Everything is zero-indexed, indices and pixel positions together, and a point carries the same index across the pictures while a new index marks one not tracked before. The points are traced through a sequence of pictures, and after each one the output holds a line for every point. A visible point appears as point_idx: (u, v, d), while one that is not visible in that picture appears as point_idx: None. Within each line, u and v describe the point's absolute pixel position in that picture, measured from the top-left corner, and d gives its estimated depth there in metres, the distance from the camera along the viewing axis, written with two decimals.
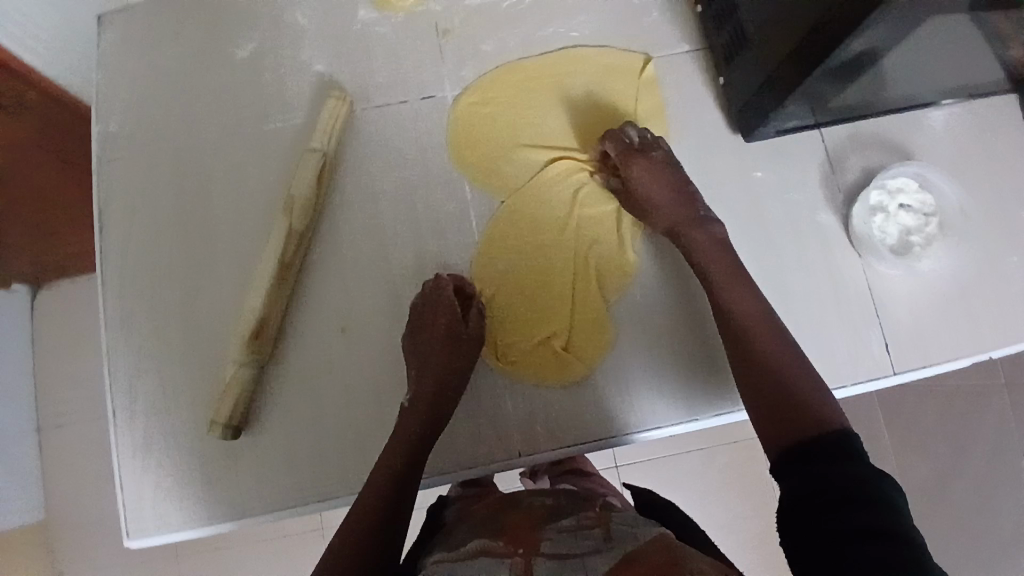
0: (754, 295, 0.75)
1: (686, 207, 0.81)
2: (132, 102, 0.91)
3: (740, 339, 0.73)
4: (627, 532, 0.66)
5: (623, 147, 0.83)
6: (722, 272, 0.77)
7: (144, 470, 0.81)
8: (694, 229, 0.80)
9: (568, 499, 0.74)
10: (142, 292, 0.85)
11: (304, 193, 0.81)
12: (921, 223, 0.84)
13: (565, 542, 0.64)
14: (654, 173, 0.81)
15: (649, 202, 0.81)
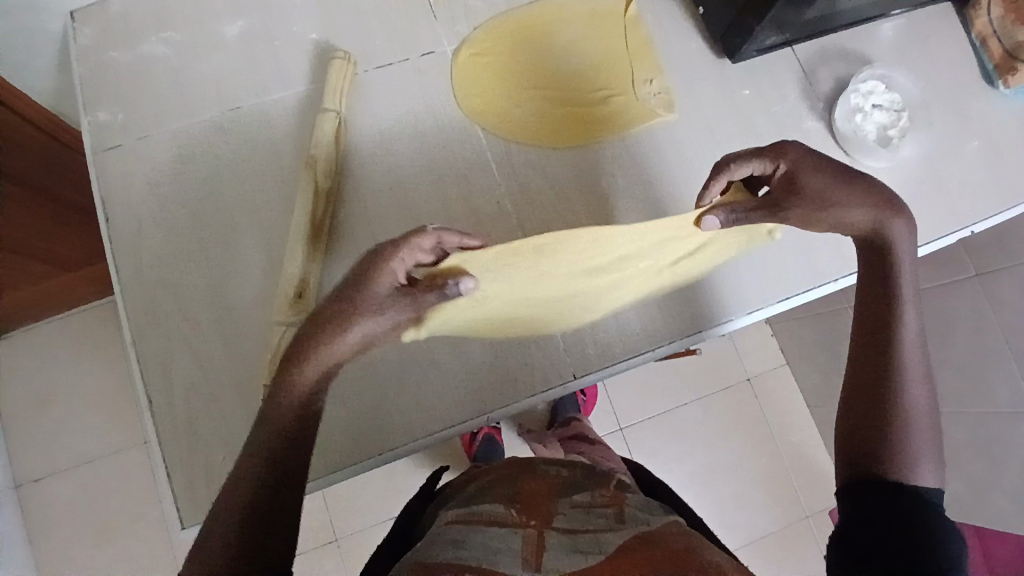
0: (918, 323, 0.68)
1: (891, 209, 0.69)
2: (121, 91, 0.89)
3: (884, 324, 0.67)
4: (639, 515, 0.68)
5: (758, 152, 0.70)
6: (906, 295, 0.68)
7: (190, 457, 0.77)
8: (902, 234, 0.69)
9: (583, 475, 0.78)
10: (163, 279, 0.82)
11: (323, 155, 0.82)
12: (893, 118, 0.93)
13: (579, 518, 0.66)
14: (831, 180, 0.69)
15: (840, 207, 0.68)
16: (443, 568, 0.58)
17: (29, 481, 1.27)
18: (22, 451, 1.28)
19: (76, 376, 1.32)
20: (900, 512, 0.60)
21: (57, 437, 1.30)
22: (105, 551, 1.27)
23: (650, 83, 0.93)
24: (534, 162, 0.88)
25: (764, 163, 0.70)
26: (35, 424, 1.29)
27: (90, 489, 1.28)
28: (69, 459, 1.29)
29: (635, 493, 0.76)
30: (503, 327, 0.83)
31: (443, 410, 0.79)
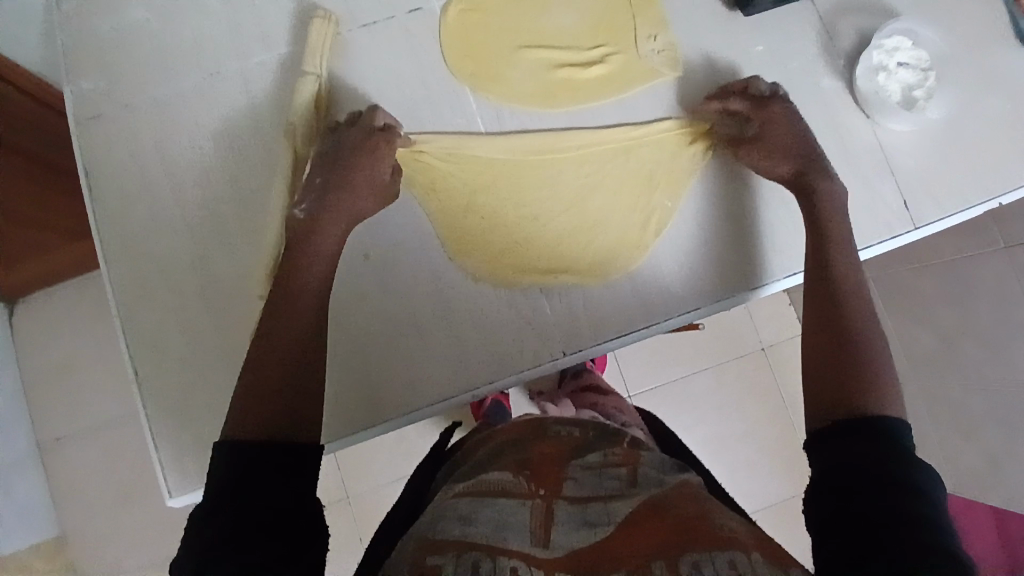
0: (853, 264, 0.73)
1: (817, 163, 0.77)
2: (100, 57, 0.86)
3: (824, 277, 0.72)
4: (651, 475, 0.68)
5: (755, 95, 0.80)
6: (837, 235, 0.74)
7: (180, 430, 0.77)
8: (824, 182, 0.76)
9: (594, 436, 0.78)
10: (147, 251, 0.81)
11: (303, 121, 0.79)
12: (920, 78, 0.85)
13: (591, 482, 0.67)
14: (789, 125, 0.78)
15: (782, 151, 0.78)
16: (449, 548, 0.55)
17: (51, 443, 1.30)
18: (43, 416, 1.31)
19: (88, 343, 1.33)
20: (864, 455, 0.56)
21: (77, 402, 1.32)
22: (128, 511, 1.30)
23: (652, 40, 0.86)
24: (526, 126, 0.83)
25: (746, 108, 0.79)
26: (54, 388, 1.31)
27: (111, 452, 1.31)
28: (89, 423, 1.31)
29: (650, 450, 0.75)
30: (494, 302, 0.79)
31: (430, 387, 0.77)
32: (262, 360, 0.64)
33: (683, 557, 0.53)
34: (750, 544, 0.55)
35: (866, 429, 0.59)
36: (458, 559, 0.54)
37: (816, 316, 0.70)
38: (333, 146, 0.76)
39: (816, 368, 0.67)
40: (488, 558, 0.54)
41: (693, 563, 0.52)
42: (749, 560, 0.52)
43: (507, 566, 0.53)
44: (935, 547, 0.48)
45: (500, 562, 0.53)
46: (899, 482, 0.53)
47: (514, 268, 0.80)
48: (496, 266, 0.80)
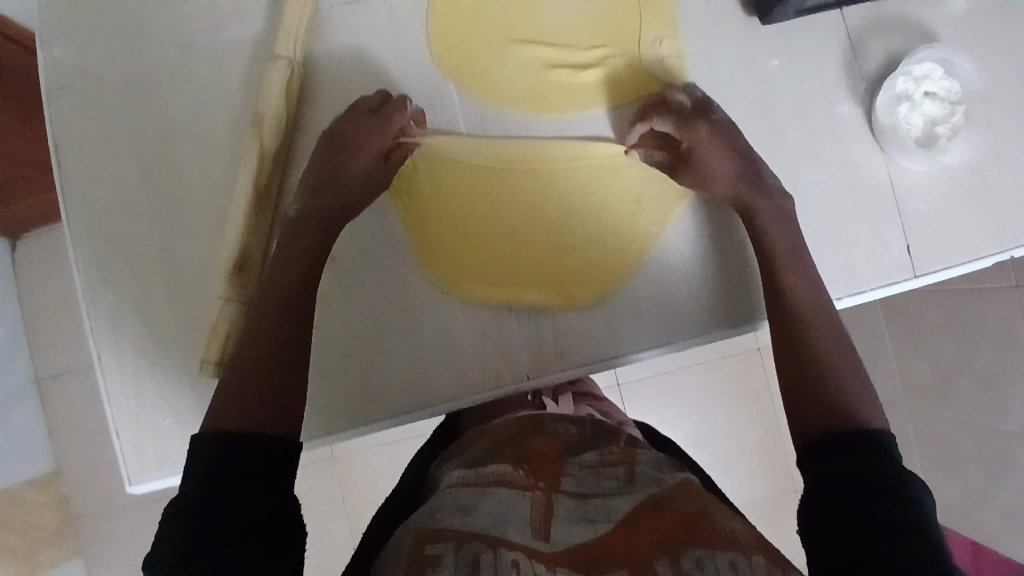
0: (807, 274, 0.70)
1: (756, 177, 0.73)
2: (69, 19, 0.81)
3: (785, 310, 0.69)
4: (650, 475, 0.64)
5: (680, 112, 0.75)
6: (783, 250, 0.71)
7: (137, 418, 0.77)
8: (762, 200, 0.72)
9: (594, 428, 0.74)
10: (113, 233, 0.79)
11: (273, 111, 0.73)
12: (947, 112, 0.78)
13: (587, 480, 0.62)
14: (719, 141, 0.73)
15: (717, 175, 0.73)
16: (448, 541, 0.53)
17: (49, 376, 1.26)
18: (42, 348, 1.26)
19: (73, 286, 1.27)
20: (859, 469, 0.56)
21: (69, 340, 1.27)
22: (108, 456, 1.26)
23: (659, 45, 0.79)
24: (511, 132, 0.78)
25: (673, 127, 0.74)
26: (47, 325, 1.26)
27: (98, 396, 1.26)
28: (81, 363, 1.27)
29: (646, 449, 0.71)
30: (461, 318, 0.77)
31: (387, 399, 0.76)
32: (247, 366, 0.62)
33: (686, 555, 0.51)
34: (750, 546, 0.53)
35: (861, 440, 0.58)
36: (457, 552, 0.52)
37: (777, 344, 0.68)
38: (328, 138, 0.73)
39: (790, 393, 0.65)
40: (488, 550, 0.52)
41: (696, 562, 0.50)
42: (749, 562, 0.50)
43: (509, 559, 0.51)
44: (926, 553, 0.49)
45: (501, 555, 0.52)
46: (895, 491, 0.53)
47: (484, 283, 0.77)
48: (464, 281, 0.77)
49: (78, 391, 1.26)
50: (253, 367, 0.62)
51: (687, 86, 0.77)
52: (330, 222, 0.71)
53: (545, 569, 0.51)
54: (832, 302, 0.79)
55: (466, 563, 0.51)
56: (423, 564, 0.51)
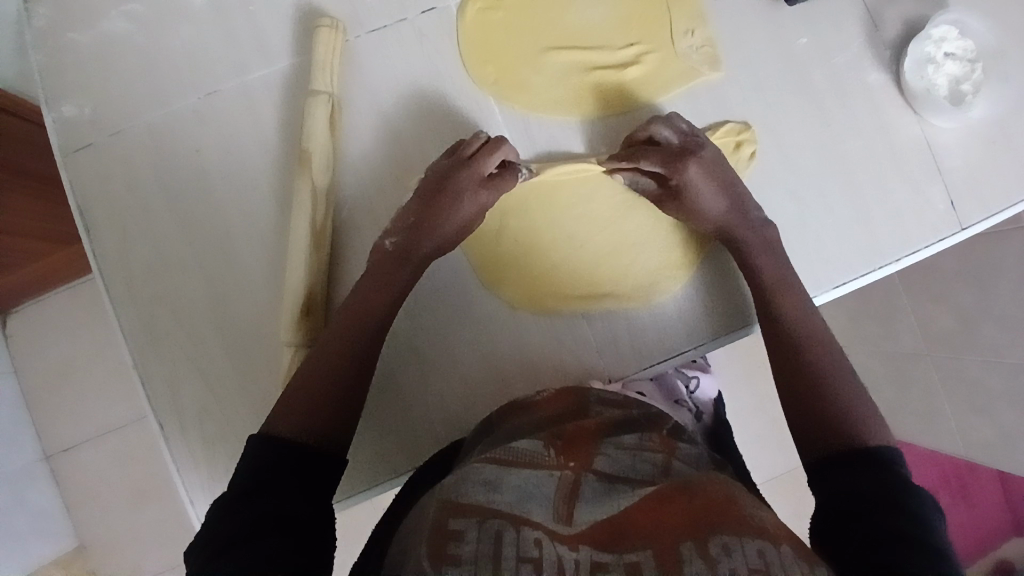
0: (802, 306, 0.69)
1: (741, 214, 0.73)
2: (85, 77, 0.78)
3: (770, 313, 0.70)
4: (687, 471, 0.58)
5: (668, 150, 0.72)
6: (775, 282, 0.71)
7: (208, 483, 0.72)
8: (750, 234, 0.73)
9: (638, 411, 0.68)
10: (158, 294, 0.75)
11: (319, 146, 0.72)
12: (968, 70, 0.80)
13: (622, 461, 0.58)
14: (708, 178, 0.72)
15: (703, 211, 0.73)
16: (472, 514, 0.50)
17: (62, 459, 1.19)
18: (51, 421, 1.19)
19: (90, 345, 1.21)
20: (867, 485, 0.54)
21: (86, 403, 1.20)
22: (143, 515, 1.20)
23: (690, 35, 0.80)
24: (557, 139, 0.78)
25: (663, 167, 0.72)
26: (62, 397, 1.20)
27: (127, 462, 1.20)
28: (102, 426, 1.20)
29: (691, 441, 0.66)
30: (532, 331, 0.76)
31: (471, 423, 0.74)
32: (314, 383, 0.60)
33: (714, 539, 0.46)
34: (780, 537, 0.49)
35: (863, 460, 0.57)
36: (481, 525, 0.49)
37: (781, 377, 0.67)
38: (433, 180, 0.71)
39: (795, 426, 0.64)
40: (512, 527, 0.49)
41: (724, 547, 0.46)
42: (778, 552, 0.46)
43: (532, 538, 0.48)
44: (932, 565, 0.45)
45: (524, 533, 0.49)
46: (893, 502, 0.51)
47: (552, 293, 0.76)
48: (532, 293, 0.76)
49: (104, 460, 1.20)
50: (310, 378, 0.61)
51: (671, 117, 0.75)
52: (430, 255, 0.70)
53: (567, 550, 0.48)
54: (890, 265, 0.80)
55: (489, 536, 0.48)
56: (446, 534, 0.48)
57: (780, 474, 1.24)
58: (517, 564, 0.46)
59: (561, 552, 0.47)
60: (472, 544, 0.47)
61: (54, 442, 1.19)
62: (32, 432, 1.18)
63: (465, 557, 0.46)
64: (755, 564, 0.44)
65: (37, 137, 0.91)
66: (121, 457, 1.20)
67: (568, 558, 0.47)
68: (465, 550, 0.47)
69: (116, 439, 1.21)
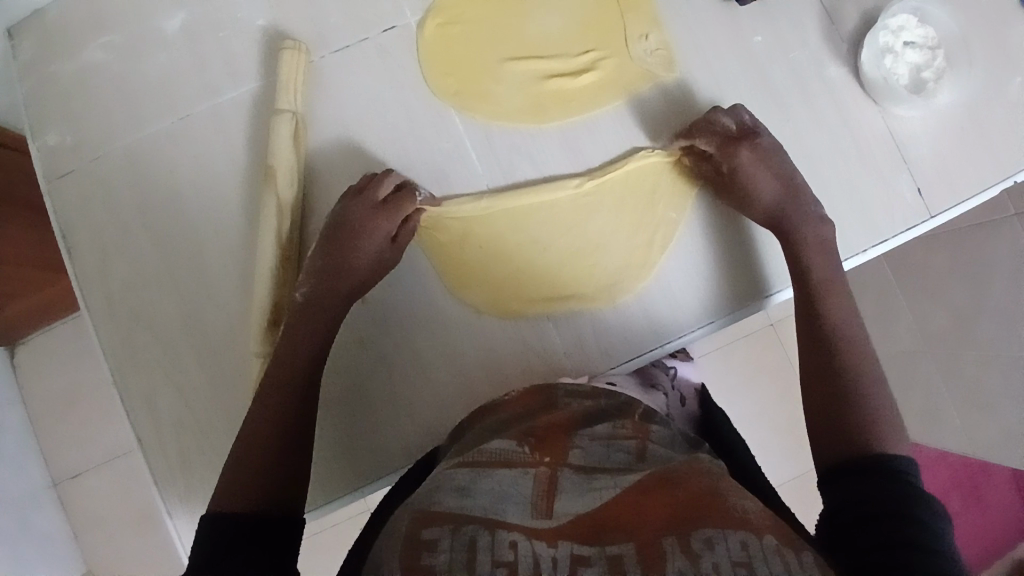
0: (848, 306, 0.68)
1: (795, 201, 0.73)
2: (66, 108, 0.81)
3: (813, 309, 0.68)
4: (664, 454, 0.56)
5: (724, 134, 0.75)
6: (823, 279, 0.69)
7: (189, 493, 0.73)
8: (803, 225, 0.72)
9: (607, 399, 0.65)
10: (136, 312, 0.77)
11: (285, 162, 0.75)
12: (928, 58, 0.81)
13: (597, 453, 0.55)
14: (764, 164, 0.73)
15: (757, 195, 0.73)
16: (443, 523, 0.46)
17: (65, 482, 1.21)
18: (54, 445, 1.22)
19: (92, 372, 1.24)
20: (879, 488, 0.53)
21: (88, 429, 1.22)
22: (145, 540, 1.21)
23: (645, 39, 0.81)
24: (518, 145, 0.80)
25: (715, 151, 0.74)
26: (63, 421, 1.22)
27: (128, 483, 1.22)
28: (103, 452, 1.22)
29: (664, 424, 0.63)
30: (500, 333, 0.77)
31: (444, 425, 0.75)
32: (268, 422, 0.62)
33: (696, 533, 0.45)
34: (764, 528, 0.46)
35: (876, 465, 0.56)
36: (455, 533, 0.45)
37: (814, 370, 0.66)
38: (335, 219, 0.72)
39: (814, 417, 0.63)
40: (486, 531, 0.46)
41: (706, 541, 0.44)
42: (761, 544, 0.44)
43: (507, 540, 0.45)
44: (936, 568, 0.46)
45: (499, 536, 0.46)
46: (906, 509, 0.51)
47: (519, 297, 0.77)
48: (499, 296, 0.77)
49: (104, 482, 1.22)
50: (263, 422, 0.61)
51: (733, 107, 0.77)
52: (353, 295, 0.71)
53: (544, 546, 0.45)
54: (858, 255, 0.80)
55: (463, 545, 0.44)
56: (418, 545, 0.44)
57: (779, 477, 1.22)
58: (493, 568, 0.43)
59: (538, 548, 0.45)
60: (446, 553, 0.43)
61: (57, 465, 1.21)
62: (34, 457, 1.20)
63: (439, 566, 0.43)
64: (738, 557, 0.42)
65: (27, 168, 0.95)
66: (121, 479, 1.22)
67: (545, 556, 0.44)
68: (439, 559, 0.43)
69: (116, 461, 1.22)
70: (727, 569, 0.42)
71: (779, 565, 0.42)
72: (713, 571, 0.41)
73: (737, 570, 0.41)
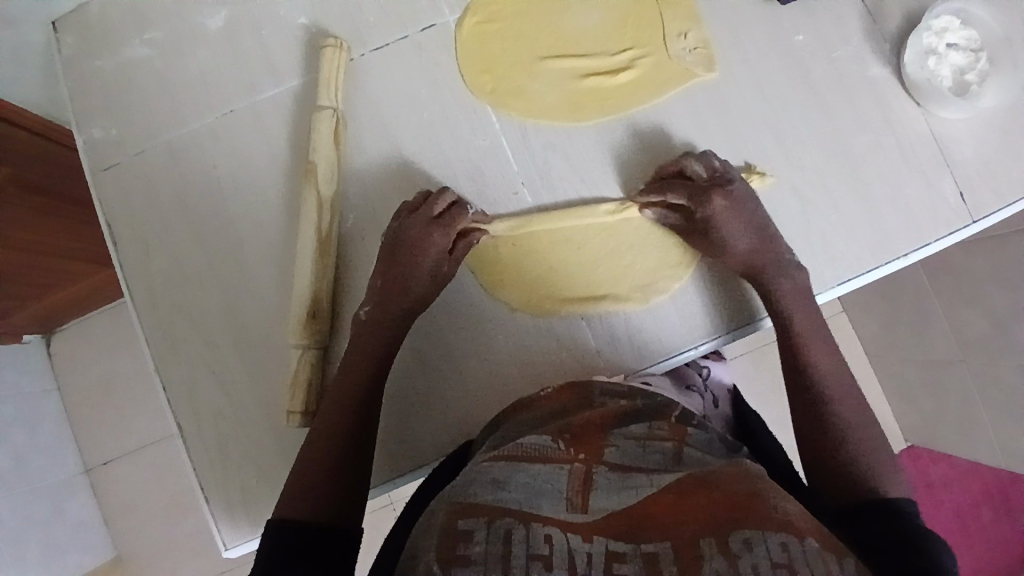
0: (830, 353, 0.69)
1: (773, 252, 0.73)
2: (113, 102, 0.84)
3: (797, 369, 0.69)
4: (701, 457, 0.55)
5: (693, 184, 0.74)
6: (808, 323, 0.70)
7: (226, 480, 0.75)
8: (779, 276, 0.72)
9: (643, 400, 0.64)
10: (176, 301, 0.79)
11: (325, 158, 0.76)
12: (972, 60, 0.79)
13: (632, 453, 0.55)
14: (738, 214, 0.73)
15: (732, 248, 0.73)
16: (479, 515, 0.47)
17: (99, 468, 1.25)
18: (89, 432, 1.25)
19: (130, 363, 1.27)
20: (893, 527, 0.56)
21: (125, 417, 1.26)
22: (179, 526, 1.24)
23: (683, 37, 0.81)
24: (553, 143, 0.80)
25: (687, 201, 0.73)
26: (97, 409, 1.26)
27: (158, 471, 1.25)
28: (138, 439, 1.25)
29: (701, 427, 0.62)
30: (533, 331, 0.77)
31: (475, 420, 0.75)
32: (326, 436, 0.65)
33: (735, 535, 0.44)
34: (806, 532, 0.45)
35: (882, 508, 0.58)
36: (490, 525, 0.46)
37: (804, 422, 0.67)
38: (392, 236, 0.73)
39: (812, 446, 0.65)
40: (521, 524, 0.46)
41: (746, 543, 0.43)
42: (802, 548, 0.43)
43: (542, 534, 0.45)
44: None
45: (534, 530, 0.46)
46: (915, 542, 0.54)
47: (549, 296, 0.77)
48: (531, 295, 0.77)
49: (136, 469, 1.25)
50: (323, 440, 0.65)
51: (702, 153, 0.76)
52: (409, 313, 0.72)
53: (580, 540, 0.45)
54: (898, 259, 0.78)
55: (498, 537, 0.44)
56: (455, 536, 0.45)
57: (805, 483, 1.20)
58: (527, 561, 0.43)
59: (573, 542, 0.45)
60: (481, 545, 0.44)
61: (91, 451, 1.25)
62: (70, 443, 1.24)
63: (475, 558, 0.43)
64: (779, 559, 0.42)
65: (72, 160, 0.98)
66: (152, 466, 1.25)
67: (580, 551, 0.44)
68: (475, 551, 0.44)
69: (148, 449, 1.25)
70: (767, 570, 0.41)
71: (822, 571, 0.41)
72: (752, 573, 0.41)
73: (778, 570, 0.41)
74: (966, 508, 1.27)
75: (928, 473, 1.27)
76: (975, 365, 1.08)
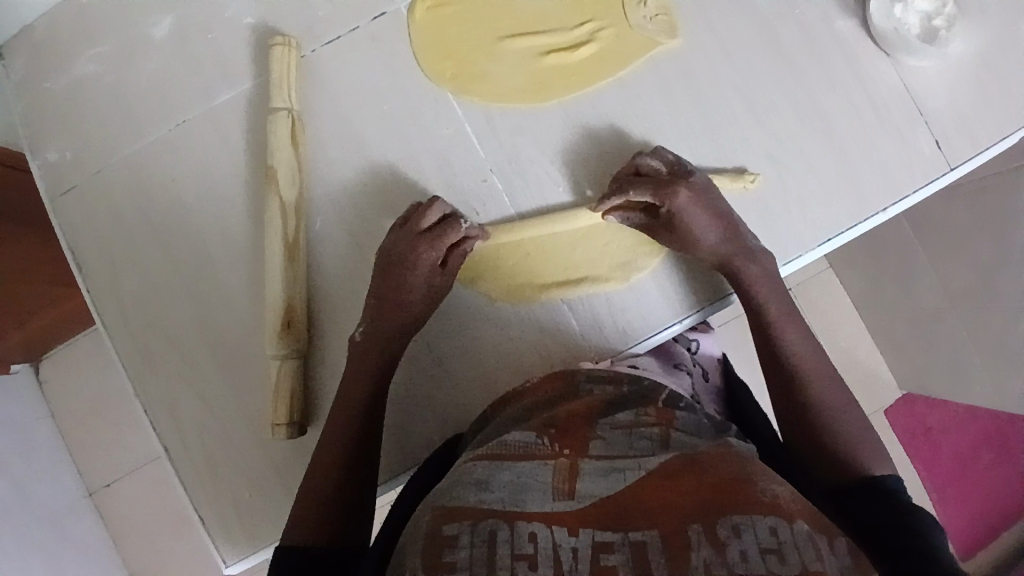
0: (805, 336, 0.69)
1: (739, 240, 0.71)
2: (65, 122, 0.81)
3: (772, 350, 0.69)
4: (688, 440, 0.54)
5: (655, 180, 0.71)
6: (779, 311, 0.69)
7: (220, 497, 0.74)
8: (747, 262, 0.70)
9: (629, 386, 0.64)
10: (150, 322, 0.77)
11: (286, 162, 0.74)
12: (939, 4, 0.77)
13: (619, 441, 0.54)
14: (699, 206, 0.70)
15: (700, 239, 0.70)
16: (464, 518, 0.46)
17: (101, 491, 1.24)
18: (86, 456, 1.24)
19: (119, 384, 1.25)
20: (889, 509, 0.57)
21: (120, 438, 1.24)
22: (187, 541, 1.23)
23: (643, 5, 0.79)
24: (520, 126, 0.78)
25: (651, 197, 0.70)
26: (92, 432, 1.24)
27: (161, 488, 1.24)
28: (136, 458, 1.24)
29: (688, 409, 0.61)
30: (514, 322, 0.75)
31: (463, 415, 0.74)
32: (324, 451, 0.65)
33: (723, 520, 0.44)
34: (795, 513, 0.45)
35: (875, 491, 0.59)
36: (474, 528, 0.45)
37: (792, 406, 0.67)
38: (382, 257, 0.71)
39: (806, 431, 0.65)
40: (506, 524, 0.45)
41: (734, 529, 0.43)
42: (791, 530, 0.43)
43: (526, 532, 0.45)
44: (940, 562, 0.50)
45: (519, 528, 0.45)
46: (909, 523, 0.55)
47: (529, 285, 0.75)
48: (512, 286, 0.75)
49: (138, 488, 1.24)
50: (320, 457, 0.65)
51: (656, 149, 0.74)
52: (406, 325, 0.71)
53: (565, 534, 0.45)
54: (877, 215, 0.77)
55: (483, 540, 0.44)
56: (440, 542, 0.44)
57: None
58: (512, 562, 0.43)
59: (558, 537, 0.44)
60: (467, 549, 0.43)
61: (91, 475, 1.23)
62: (68, 469, 1.22)
63: (461, 563, 0.43)
64: (768, 544, 0.42)
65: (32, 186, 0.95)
66: (154, 484, 1.24)
67: (566, 545, 0.44)
68: (461, 556, 0.43)
69: (147, 467, 1.24)
70: (756, 557, 0.41)
71: (811, 555, 0.41)
72: (741, 562, 0.41)
73: (766, 559, 0.41)
74: (965, 451, 1.27)
75: (925, 419, 1.28)
76: (963, 313, 1.08)
